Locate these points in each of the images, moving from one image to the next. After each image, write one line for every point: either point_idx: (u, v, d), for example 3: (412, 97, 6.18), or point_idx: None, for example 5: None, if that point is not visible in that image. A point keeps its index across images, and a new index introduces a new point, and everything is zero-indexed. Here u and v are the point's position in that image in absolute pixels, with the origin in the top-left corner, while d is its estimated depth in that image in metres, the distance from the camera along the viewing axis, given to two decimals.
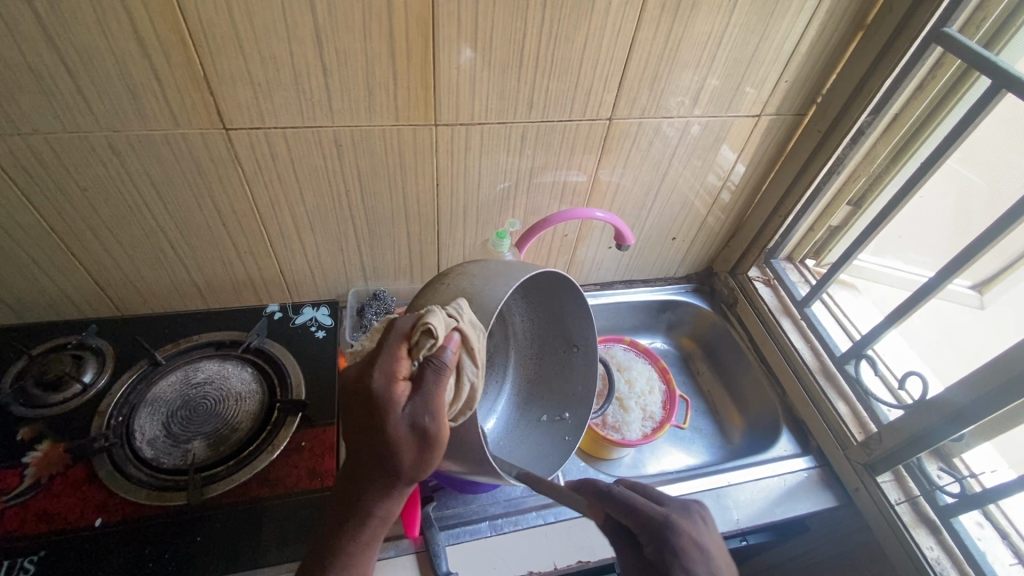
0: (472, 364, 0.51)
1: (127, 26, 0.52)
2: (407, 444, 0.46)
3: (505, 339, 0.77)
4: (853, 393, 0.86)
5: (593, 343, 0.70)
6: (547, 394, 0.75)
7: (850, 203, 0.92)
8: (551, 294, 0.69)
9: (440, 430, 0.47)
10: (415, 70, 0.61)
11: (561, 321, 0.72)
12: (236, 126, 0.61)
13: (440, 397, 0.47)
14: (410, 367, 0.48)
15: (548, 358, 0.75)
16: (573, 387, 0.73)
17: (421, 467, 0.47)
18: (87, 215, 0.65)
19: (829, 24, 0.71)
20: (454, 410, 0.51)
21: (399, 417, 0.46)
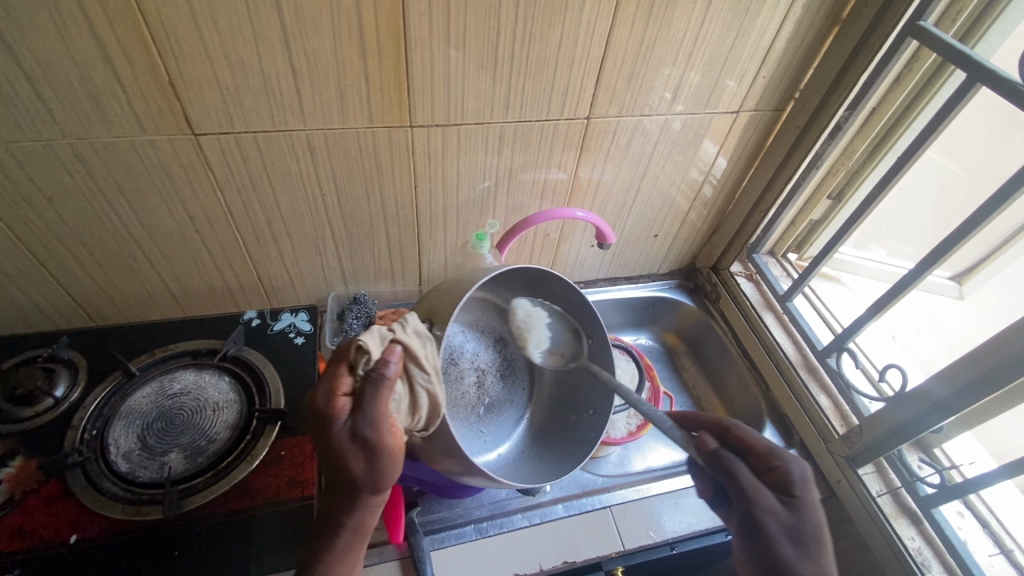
0: (422, 372, 0.51)
1: (87, 30, 0.50)
2: (354, 455, 0.48)
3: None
4: (835, 385, 0.87)
5: (602, 334, 0.71)
6: (572, 394, 0.76)
7: (830, 197, 0.92)
8: (549, 291, 0.72)
9: (386, 440, 0.48)
10: (388, 71, 0.60)
11: (571, 316, 0.73)
12: (206, 132, 0.60)
13: (381, 409, 0.48)
14: (352, 384, 0.50)
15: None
16: (594, 382, 0.73)
17: (374, 475, 0.49)
18: (54, 224, 0.64)
19: (805, 19, 0.70)
20: (417, 419, 0.53)
21: (343, 430, 0.48)
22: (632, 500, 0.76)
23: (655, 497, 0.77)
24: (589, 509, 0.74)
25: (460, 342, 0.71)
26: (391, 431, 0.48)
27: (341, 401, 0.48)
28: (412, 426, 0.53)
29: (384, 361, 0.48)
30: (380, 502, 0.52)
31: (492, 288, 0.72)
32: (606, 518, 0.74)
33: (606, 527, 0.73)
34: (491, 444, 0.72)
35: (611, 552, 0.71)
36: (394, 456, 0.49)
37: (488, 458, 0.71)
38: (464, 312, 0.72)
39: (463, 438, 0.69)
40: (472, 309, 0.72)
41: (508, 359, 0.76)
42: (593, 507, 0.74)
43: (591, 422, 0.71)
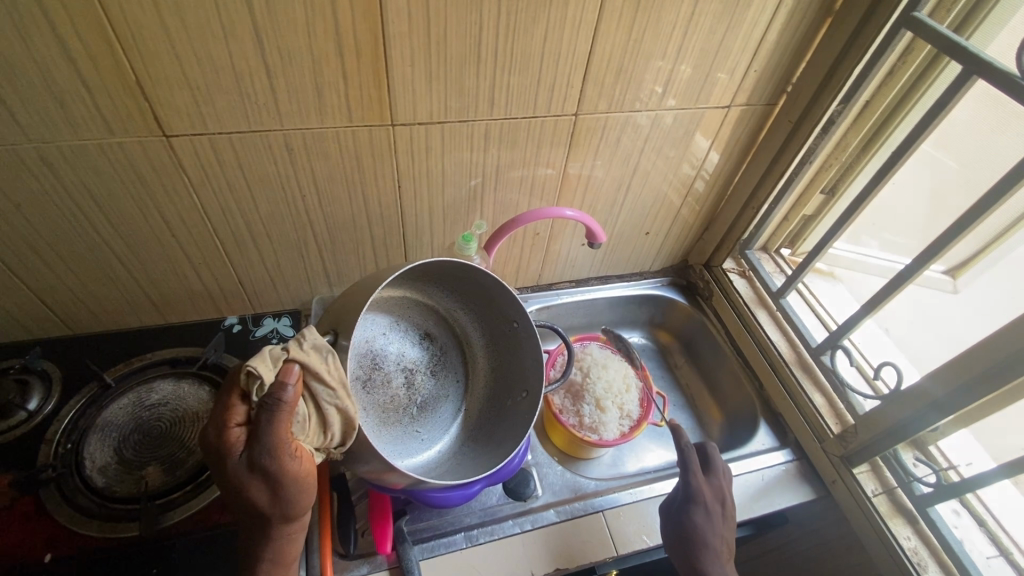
0: (324, 388, 0.51)
1: (47, 29, 0.47)
2: (256, 485, 0.47)
3: (454, 341, 0.77)
4: (829, 383, 0.86)
5: (523, 311, 0.70)
6: (508, 378, 0.75)
7: (824, 191, 0.91)
8: (464, 281, 0.71)
9: (287, 466, 0.48)
10: (367, 68, 0.58)
11: (493, 302, 0.72)
12: (177, 133, 0.58)
13: (279, 436, 0.47)
14: (246, 413, 0.48)
15: (499, 341, 0.76)
16: (525, 363, 0.73)
17: (282, 504, 0.49)
18: (23, 230, 0.61)
19: (798, 10, 0.68)
20: (331, 436, 0.52)
21: (240, 462, 0.46)
22: (625, 504, 0.75)
23: (648, 500, 0.75)
24: (581, 514, 0.73)
25: (381, 345, 0.70)
26: (292, 457, 0.48)
27: (235, 432, 0.47)
28: (326, 444, 0.52)
29: (275, 387, 0.46)
30: (300, 526, 0.53)
31: (409, 284, 0.72)
32: (600, 523, 0.73)
33: (599, 531, 0.72)
34: (428, 442, 0.71)
35: (605, 556, 0.70)
36: (298, 481, 0.49)
37: (425, 456, 0.70)
38: (383, 313, 0.71)
39: (395, 439, 0.68)
40: (392, 310, 0.72)
41: (436, 356, 0.75)
42: (585, 511, 0.73)
43: (524, 404, 0.71)
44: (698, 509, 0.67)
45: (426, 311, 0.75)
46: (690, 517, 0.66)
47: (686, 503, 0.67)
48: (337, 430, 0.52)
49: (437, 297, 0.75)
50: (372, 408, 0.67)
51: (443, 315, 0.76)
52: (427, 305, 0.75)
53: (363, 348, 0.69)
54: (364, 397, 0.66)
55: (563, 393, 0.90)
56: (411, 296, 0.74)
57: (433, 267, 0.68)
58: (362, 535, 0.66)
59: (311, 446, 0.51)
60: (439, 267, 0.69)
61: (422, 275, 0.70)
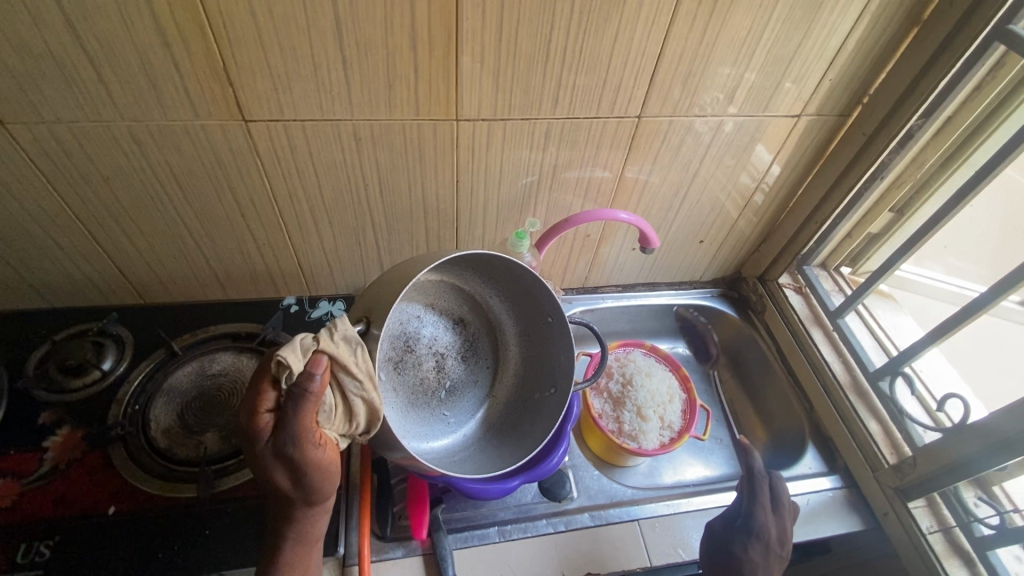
0: (351, 380, 0.51)
1: (147, 15, 0.51)
2: (277, 468, 0.49)
3: (487, 327, 0.77)
4: (886, 411, 0.82)
5: (559, 308, 0.69)
6: (537, 370, 0.74)
7: (893, 210, 0.87)
8: (503, 270, 0.70)
9: (310, 454, 0.49)
10: (437, 62, 0.59)
11: (530, 294, 0.71)
12: (255, 118, 0.60)
13: (303, 425, 0.48)
14: (276, 399, 0.49)
15: (532, 332, 0.75)
16: (557, 359, 0.72)
17: (305, 488, 0.51)
18: (108, 202, 0.66)
19: (881, 19, 0.66)
20: (356, 424, 0.53)
21: (266, 447, 0.48)
22: (662, 515, 0.73)
23: (686, 514, 0.74)
24: (616, 521, 0.72)
25: (414, 327, 0.71)
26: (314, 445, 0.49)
27: (265, 416, 0.48)
28: (351, 431, 0.53)
29: (304, 379, 0.47)
30: (323, 507, 0.54)
31: (447, 269, 0.72)
32: (634, 531, 0.72)
33: (633, 540, 0.71)
34: (454, 426, 0.72)
35: (637, 567, 0.69)
36: (320, 468, 0.50)
37: (449, 439, 0.71)
38: (418, 296, 0.71)
39: (421, 421, 0.69)
40: (428, 294, 0.72)
41: (467, 341, 0.76)
42: (621, 519, 0.72)
43: (553, 401, 0.70)
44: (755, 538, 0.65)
45: (462, 297, 0.75)
46: (746, 547, 0.63)
47: (745, 531, 0.65)
48: (362, 420, 0.53)
49: (473, 284, 0.74)
50: (401, 389, 0.68)
51: (478, 301, 0.76)
52: (462, 291, 0.75)
53: (397, 330, 0.70)
54: (392, 378, 0.67)
55: (603, 398, 0.89)
56: (447, 281, 0.74)
57: (470, 258, 0.68)
58: (399, 519, 0.68)
59: (336, 434, 0.53)
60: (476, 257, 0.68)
61: (462, 262, 0.70)
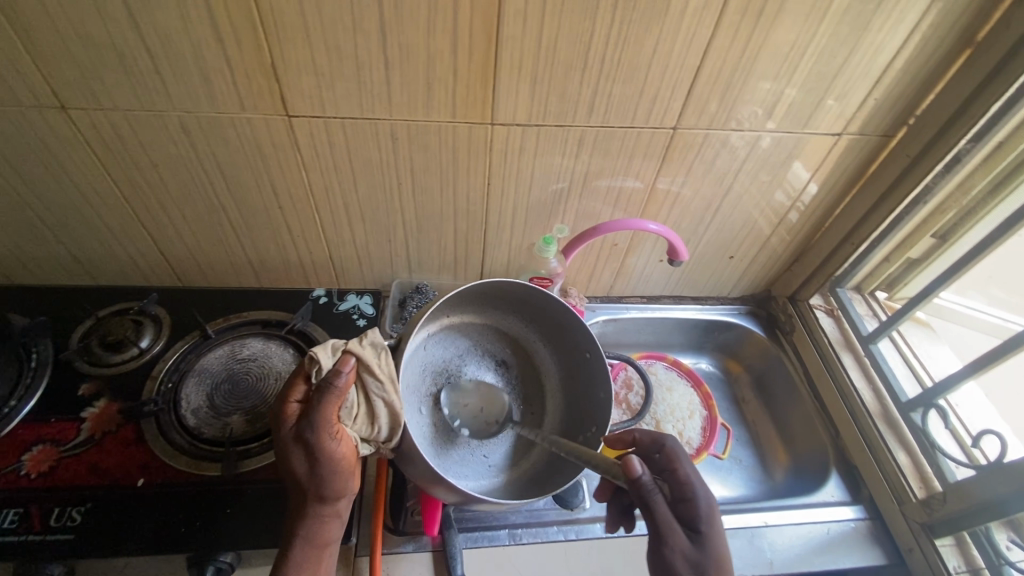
0: (374, 381, 0.54)
1: (204, 11, 0.53)
2: (296, 455, 0.52)
3: (531, 372, 0.77)
4: (916, 443, 0.79)
5: (599, 348, 0.69)
6: (581, 412, 0.72)
7: (934, 235, 0.84)
8: (538, 309, 0.73)
9: (326, 446, 0.52)
10: (477, 66, 0.60)
11: (568, 332, 0.72)
12: (299, 114, 0.62)
13: (324, 416, 0.51)
14: (305, 391, 0.54)
15: (573, 373, 0.74)
16: (597, 395, 0.70)
17: (319, 482, 0.53)
18: (156, 188, 0.69)
19: (932, 39, 0.64)
20: (378, 429, 0.54)
21: (289, 434, 0.52)
22: None
23: None
24: (627, 534, 0.71)
25: (457, 364, 0.74)
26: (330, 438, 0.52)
27: (291, 404, 0.53)
28: (374, 436, 0.54)
29: (333, 373, 0.51)
30: (335, 511, 0.55)
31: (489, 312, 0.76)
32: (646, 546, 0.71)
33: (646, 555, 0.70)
34: (493, 470, 0.70)
35: None
36: (332, 463, 0.52)
37: (484, 481, 0.68)
38: (462, 336, 0.75)
39: (457, 460, 0.68)
40: (471, 336, 0.76)
41: (512, 385, 0.76)
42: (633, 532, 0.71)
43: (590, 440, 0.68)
44: (691, 509, 0.51)
45: (504, 341, 0.77)
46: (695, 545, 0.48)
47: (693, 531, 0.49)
48: (384, 426, 0.54)
49: (516, 328, 0.77)
50: (438, 425, 0.68)
51: (521, 346, 0.77)
52: (506, 335, 0.77)
53: (438, 367, 0.72)
54: (432, 412, 0.69)
55: (622, 409, 0.87)
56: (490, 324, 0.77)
57: (505, 293, 0.72)
58: (412, 514, 0.69)
59: (357, 438, 0.55)
60: (513, 293, 0.71)
61: (501, 301, 0.74)
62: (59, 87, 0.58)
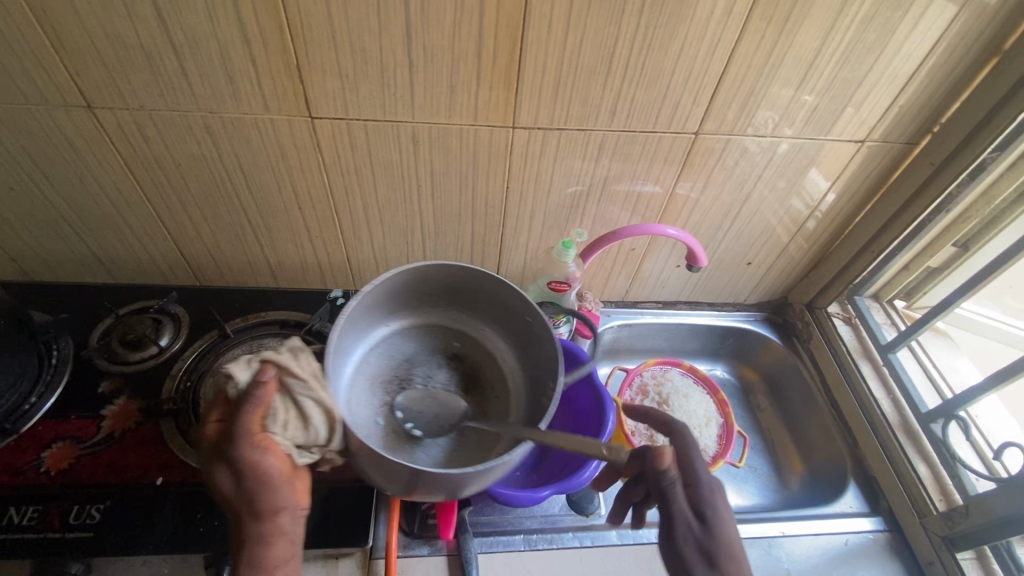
0: (298, 381, 0.49)
1: (232, 13, 0.53)
2: (221, 475, 0.47)
3: (486, 360, 0.74)
4: (936, 455, 0.78)
5: (531, 302, 0.66)
6: (541, 381, 0.67)
7: (956, 244, 0.83)
8: (469, 290, 0.71)
9: (250, 459, 0.47)
10: (500, 69, 0.60)
11: (505, 303, 0.69)
12: (322, 116, 0.63)
13: (243, 429, 0.47)
14: (225, 410, 0.51)
15: (524, 344, 0.70)
16: (547, 354, 0.66)
17: (251, 500, 0.48)
18: (178, 188, 0.69)
19: (959, 47, 0.63)
20: (315, 431, 0.50)
21: (211, 454, 0.48)
22: None
23: None
24: (643, 542, 0.70)
25: (407, 370, 0.71)
26: (254, 449, 0.47)
27: (211, 425, 0.50)
28: (312, 438, 0.50)
29: (251, 381, 0.48)
30: (277, 529, 0.49)
31: (429, 311, 0.74)
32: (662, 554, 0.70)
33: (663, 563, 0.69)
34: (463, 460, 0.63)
35: None
36: (262, 478, 0.47)
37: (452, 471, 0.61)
38: (406, 342, 0.73)
39: (420, 457, 0.62)
40: (417, 342, 0.74)
41: (466, 378, 0.73)
42: (649, 540, 0.70)
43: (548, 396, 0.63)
44: (695, 491, 0.51)
45: (452, 336, 0.75)
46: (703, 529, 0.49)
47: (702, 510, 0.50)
48: (323, 424, 0.50)
49: (459, 319, 0.75)
50: (393, 428, 0.64)
51: (470, 337, 0.75)
52: (453, 330, 0.75)
53: (386, 375, 0.69)
54: (387, 419, 0.64)
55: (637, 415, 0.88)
56: (434, 322, 0.75)
57: (433, 282, 0.70)
58: (427, 518, 0.68)
59: (290, 444, 0.49)
60: (437, 281, 0.69)
61: (436, 294, 0.72)
62: (86, 86, 0.58)
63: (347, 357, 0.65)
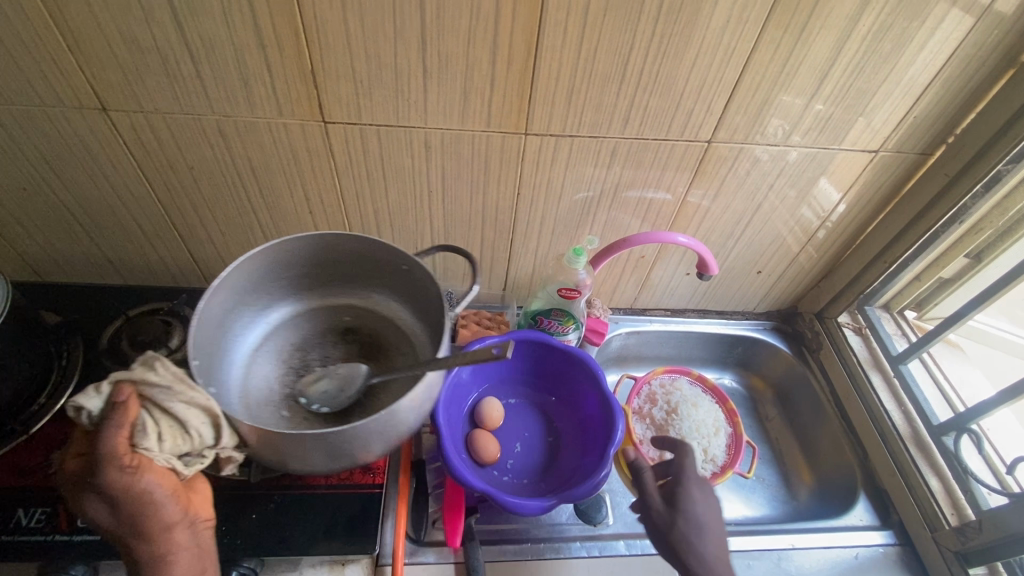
0: (159, 391, 0.49)
1: (249, 18, 0.53)
2: (96, 505, 0.46)
3: (384, 324, 0.72)
4: (948, 468, 0.77)
5: (405, 250, 0.65)
6: (435, 329, 0.66)
7: (968, 255, 0.82)
8: (340, 258, 0.69)
9: (123, 484, 0.46)
10: (514, 76, 0.60)
11: (377, 260, 0.67)
12: (335, 121, 0.63)
13: (105, 458, 0.45)
14: (83, 445, 0.49)
15: (415, 298, 0.69)
16: (430, 297, 0.65)
17: (138, 522, 0.47)
18: (190, 190, 0.69)
19: (975, 58, 0.63)
20: (197, 436, 0.50)
21: (77, 488, 0.46)
22: None
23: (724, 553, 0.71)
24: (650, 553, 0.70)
25: (300, 358, 0.69)
26: (124, 472, 0.46)
27: (69, 462, 0.48)
28: (197, 443, 0.50)
29: (108, 406, 0.47)
30: (175, 546, 0.49)
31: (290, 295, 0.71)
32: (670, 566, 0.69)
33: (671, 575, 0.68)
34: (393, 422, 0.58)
35: None
36: (140, 500, 0.47)
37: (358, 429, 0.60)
38: (292, 331, 0.70)
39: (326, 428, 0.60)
40: (302, 330, 0.71)
41: (366, 345, 0.70)
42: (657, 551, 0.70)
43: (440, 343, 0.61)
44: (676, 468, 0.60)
45: (333, 312, 0.73)
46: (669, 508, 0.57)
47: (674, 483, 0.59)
48: (204, 424, 0.50)
49: (330, 294, 0.73)
50: (297, 412, 0.62)
51: (361, 305, 0.73)
52: (334, 305, 0.73)
53: (279, 370, 0.67)
54: (291, 408, 0.63)
55: (646, 424, 0.87)
56: (315, 304, 0.72)
57: (269, 269, 0.66)
58: (434, 524, 0.68)
59: (169, 456, 0.49)
60: (296, 260, 0.67)
61: (275, 273, 0.67)
62: (101, 89, 0.58)
63: (221, 367, 0.63)
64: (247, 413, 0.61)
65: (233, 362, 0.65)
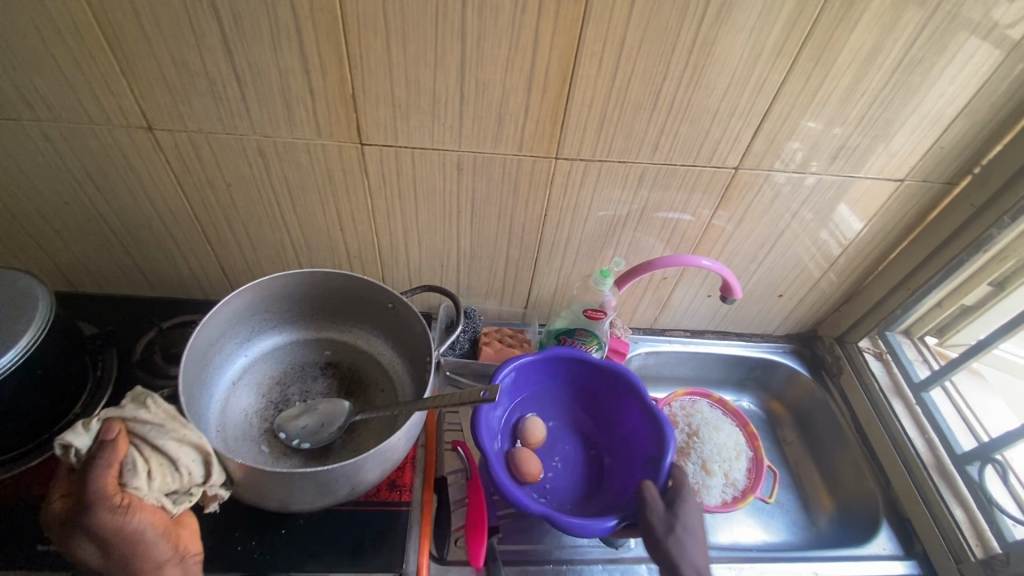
0: (150, 429, 0.50)
1: (296, 45, 0.55)
2: (85, 544, 0.47)
3: (362, 358, 0.77)
4: (972, 499, 0.77)
5: (391, 290, 0.70)
6: (418, 364, 0.72)
7: (991, 283, 0.82)
8: (325, 294, 0.73)
9: (113, 524, 0.46)
10: (549, 102, 0.61)
11: (363, 297, 0.73)
12: (372, 143, 0.64)
13: (96, 497, 0.46)
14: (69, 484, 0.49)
15: (396, 333, 0.74)
16: (414, 332, 0.70)
17: (127, 560, 0.48)
18: (226, 206, 0.71)
19: (1004, 91, 0.63)
20: (188, 474, 0.51)
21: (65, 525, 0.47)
22: None
23: None
24: None
25: (279, 392, 0.72)
26: (115, 513, 0.46)
27: (57, 503, 0.48)
28: (188, 481, 0.51)
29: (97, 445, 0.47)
30: None
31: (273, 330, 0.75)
32: None
33: None
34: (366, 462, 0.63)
35: None
36: (129, 538, 0.47)
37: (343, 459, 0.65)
38: (271, 365, 0.74)
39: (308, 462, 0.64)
40: (280, 363, 0.75)
41: (343, 378, 0.75)
42: None
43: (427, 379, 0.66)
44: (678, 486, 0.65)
45: (315, 345, 0.77)
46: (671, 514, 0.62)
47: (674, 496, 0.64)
48: (195, 462, 0.51)
49: (314, 328, 0.77)
50: (276, 446, 0.66)
51: (342, 340, 0.77)
52: (315, 338, 0.77)
53: (258, 403, 0.70)
54: (271, 444, 0.66)
55: None
56: (296, 338, 0.76)
57: (255, 305, 0.70)
58: (456, 542, 0.67)
59: (159, 495, 0.49)
60: (284, 297, 0.72)
61: (268, 312, 0.72)
62: (149, 109, 0.60)
63: (202, 404, 0.65)
64: (227, 448, 0.64)
65: (212, 395, 0.67)
